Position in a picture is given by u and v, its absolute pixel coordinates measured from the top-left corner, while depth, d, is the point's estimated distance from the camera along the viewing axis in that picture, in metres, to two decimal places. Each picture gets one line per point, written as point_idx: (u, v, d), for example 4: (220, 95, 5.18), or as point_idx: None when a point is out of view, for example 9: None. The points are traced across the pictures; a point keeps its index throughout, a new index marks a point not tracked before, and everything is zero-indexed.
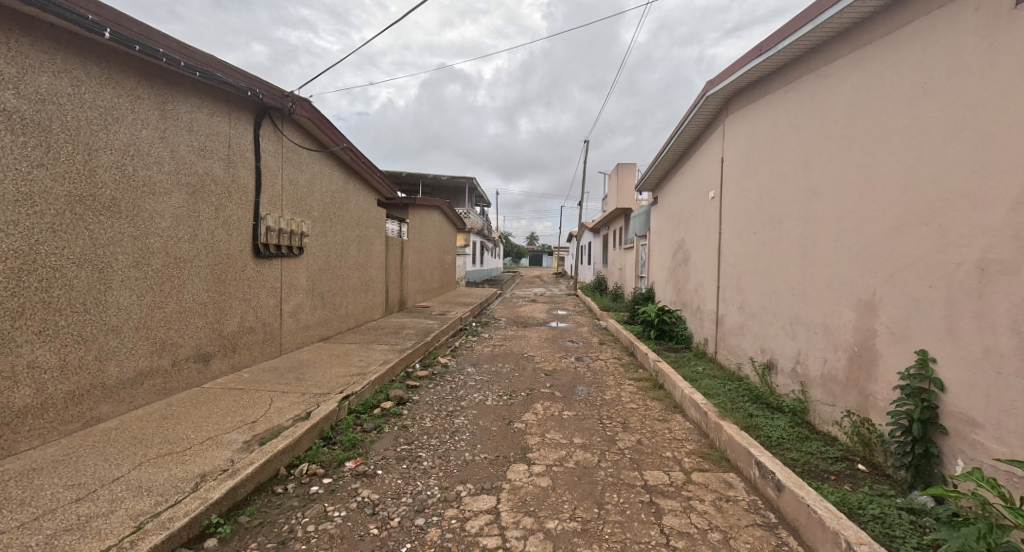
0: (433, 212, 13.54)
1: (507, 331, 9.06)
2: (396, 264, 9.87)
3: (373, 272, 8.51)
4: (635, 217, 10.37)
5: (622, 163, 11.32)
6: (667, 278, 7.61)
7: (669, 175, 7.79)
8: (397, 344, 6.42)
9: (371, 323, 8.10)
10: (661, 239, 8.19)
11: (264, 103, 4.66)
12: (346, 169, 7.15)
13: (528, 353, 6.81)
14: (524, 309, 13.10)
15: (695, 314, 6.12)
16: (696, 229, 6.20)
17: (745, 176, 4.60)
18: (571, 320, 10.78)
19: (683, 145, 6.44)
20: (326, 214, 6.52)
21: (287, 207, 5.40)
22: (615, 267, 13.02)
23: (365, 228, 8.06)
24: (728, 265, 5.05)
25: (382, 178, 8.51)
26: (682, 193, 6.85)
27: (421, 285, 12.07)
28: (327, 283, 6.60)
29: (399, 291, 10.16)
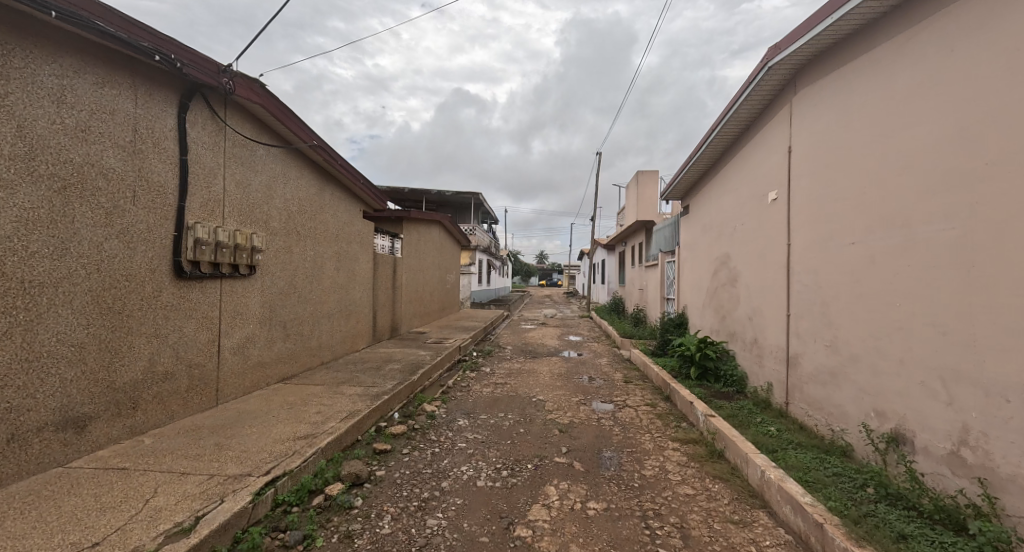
0: (433, 227, 12.44)
1: (512, 364, 7.79)
2: (386, 286, 8.72)
3: (356, 295, 7.36)
4: (661, 230, 9.13)
5: (643, 170, 10.14)
6: (705, 302, 6.31)
7: (704, 180, 6.61)
8: (374, 386, 5.23)
9: (351, 356, 6.91)
10: (694, 254, 6.95)
11: (195, 80, 3.62)
12: (320, 174, 6.07)
13: (535, 396, 5.55)
14: (532, 334, 11.82)
15: (749, 349, 4.85)
16: (746, 240, 4.98)
17: (829, 166, 3.42)
18: (586, 348, 9.49)
19: (728, 138, 5.28)
20: (290, 226, 5.41)
21: (230, 214, 4.30)
22: (635, 287, 11.72)
23: (345, 244, 6.93)
24: (801, 287, 3.80)
25: (368, 186, 7.42)
26: (723, 198, 5.66)
27: (416, 308, 10.90)
28: (292, 310, 5.46)
29: (389, 316, 8.99)
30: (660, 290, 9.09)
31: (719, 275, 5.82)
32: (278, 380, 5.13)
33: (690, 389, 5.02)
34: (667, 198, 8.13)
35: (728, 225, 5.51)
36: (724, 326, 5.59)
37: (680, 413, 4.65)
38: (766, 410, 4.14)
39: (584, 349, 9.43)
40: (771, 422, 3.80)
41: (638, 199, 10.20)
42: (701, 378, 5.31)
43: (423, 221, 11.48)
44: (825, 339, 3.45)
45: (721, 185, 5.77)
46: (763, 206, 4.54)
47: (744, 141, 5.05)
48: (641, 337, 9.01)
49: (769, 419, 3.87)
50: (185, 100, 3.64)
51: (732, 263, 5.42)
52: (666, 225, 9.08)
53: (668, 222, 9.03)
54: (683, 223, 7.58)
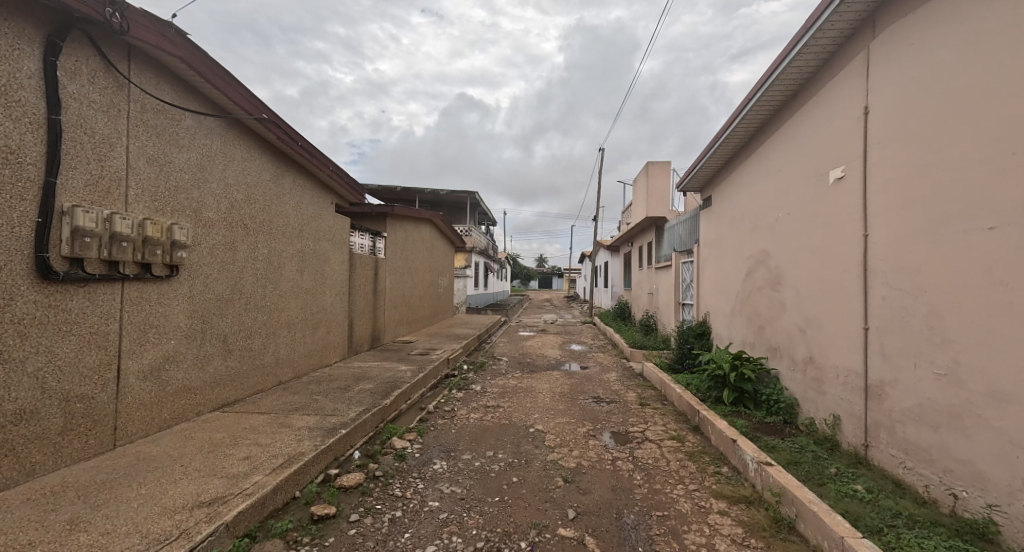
0: (422, 226, 11.48)
1: (506, 380, 6.80)
2: (363, 290, 7.73)
3: (325, 301, 6.39)
4: (682, 224, 8.21)
5: (652, 161, 9.17)
6: (736, 311, 5.34)
7: (730, 164, 5.67)
8: (333, 414, 4.26)
9: (318, 373, 5.92)
10: (719, 253, 5.99)
11: (72, 11, 2.69)
12: (275, 157, 5.11)
13: (532, 425, 4.56)
14: (530, 343, 10.83)
15: (801, 370, 3.87)
16: (795, 232, 4.02)
17: (953, 123, 2.47)
18: (589, 360, 8.50)
19: (769, 107, 4.33)
20: (234, 219, 4.45)
21: (138, 199, 3.32)
22: (643, 291, 10.76)
23: (310, 242, 5.96)
24: (892, 291, 2.84)
25: (339, 175, 6.46)
26: (761, 184, 4.72)
27: (401, 314, 9.91)
28: (237, 320, 4.49)
29: (368, 324, 8.02)
30: (675, 295, 8.12)
31: (755, 277, 4.85)
32: (215, 408, 4.14)
33: (727, 420, 4.05)
34: (684, 190, 7.18)
35: (768, 215, 4.56)
36: (764, 340, 4.61)
37: (718, 453, 3.67)
38: (836, 454, 3.17)
39: (588, 361, 8.44)
40: (852, 475, 2.82)
41: (647, 193, 9.24)
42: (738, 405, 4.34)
43: (410, 219, 10.51)
44: (941, 366, 2.48)
45: (757, 169, 4.83)
46: (822, 188, 3.59)
47: (791, 109, 4.12)
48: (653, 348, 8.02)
49: (845, 469, 2.89)
50: (54, 38, 2.69)
51: (773, 262, 4.46)
52: (684, 221, 8.10)
53: (685, 218, 8.05)
54: (704, 218, 6.62)
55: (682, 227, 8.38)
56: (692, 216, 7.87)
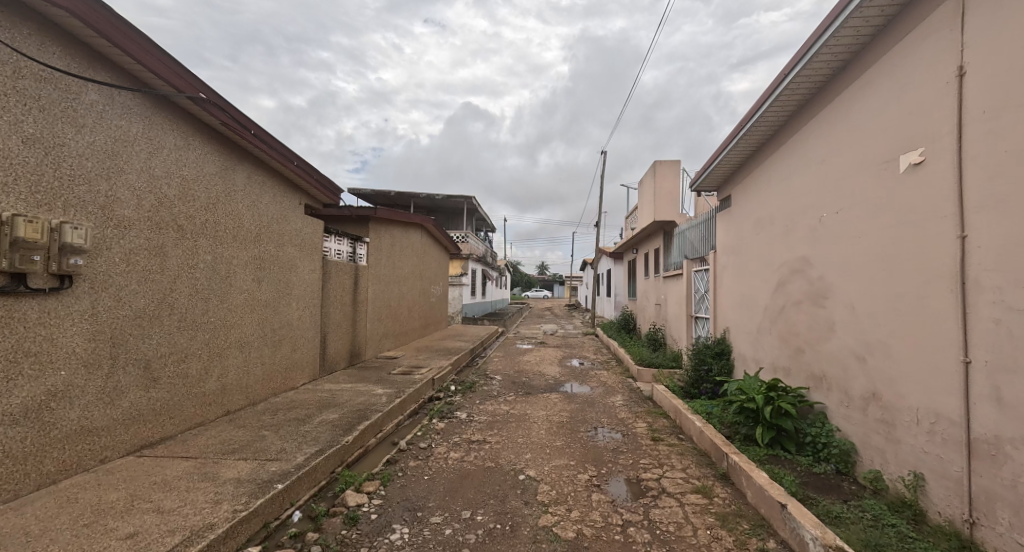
0: (411, 232, 10.74)
1: (497, 406, 5.99)
2: (338, 302, 6.97)
3: (288, 316, 5.61)
4: (699, 235, 7.42)
5: (660, 160, 8.42)
6: (766, 329, 4.54)
7: (756, 157, 4.91)
8: (277, 457, 3.47)
9: (278, 400, 5.13)
10: (742, 260, 5.21)
11: None
12: (223, 147, 4.38)
13: (522, 469, 3.77)
14: (526, 358, 10.03)
15: (861, 408, 3.07)
16: (849, 235, 3.24)
17: None
18: (590, 380, 7.68)
19: (811, 84, 3.57)
20: (164, 218, 3.70)
21: (7, 189, 2.59)
22: (650, 302, 9.95)
23: (269, 247, 5.20)
24: (1014, 313, 2.05)
25: (308, 172, 5.72)
26: (799, 178, 3.95)
27: (385, 327, 9.14)
28: (167, 342, 3.73)
29: (344, 339, 7.24)
30: (688, 307, 7.32)
31: (791, 290, 4.06)
32: (130, 452, 3.36)
33: (766, 469, 3.23)
34: (698, 189, 6.41)
35: (809, 215, 3.78)
36: (804, 367, 3.81)
37: (759, 518, 2.86)
38: (925, 531, 2.36)
39: (590, 380, 7.63)
40: None
41: (654, 195, 8.47)
42: (776, 448, 3.53)
43: (397, 224, 9.78)
44: None
45: (793, 160, 4.05)
46: (892, 178, 2.81)
47: (842, 84, 3.35)
48: (663, 367, 7.20)
49: None
50: None
51: (816, 272, 3.67)
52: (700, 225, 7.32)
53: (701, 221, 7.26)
54: (723, 221, 5.84)
55: (697, 232, 7.59)
56: (709, 220, 7.08)
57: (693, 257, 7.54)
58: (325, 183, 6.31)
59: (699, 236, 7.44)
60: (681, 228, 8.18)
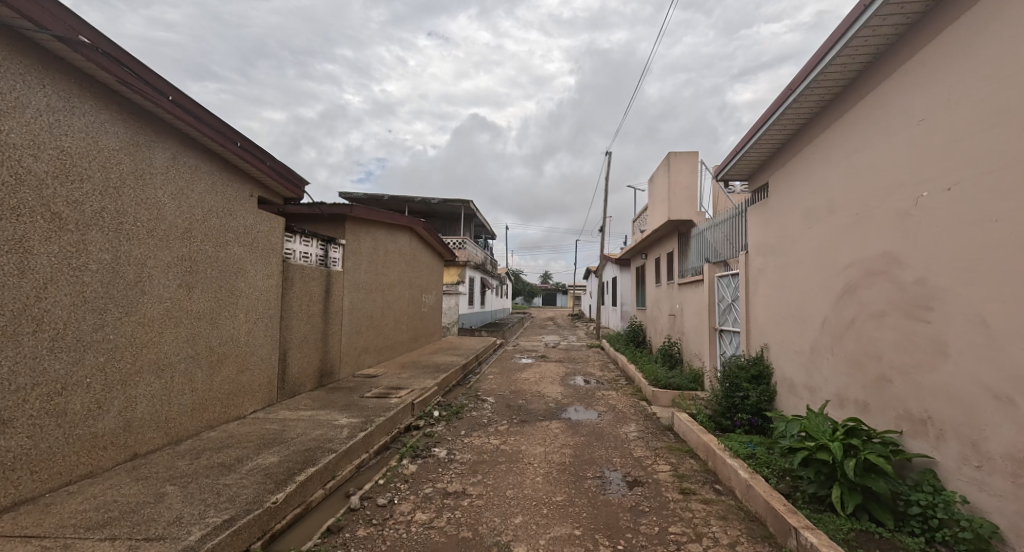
0: (397, 235, 9.80)
1: (484, 438, 5.00)
2: (299, 312, 6.01)
3: (232, 330, 4.66)
4: (721, 229, 6.50)
5: (674, 152, 7.47)
6: (826, 348, 3.54)
7: (803, 135, 3.98)
8: (164, 533, 2.48)
9: (212, 436, 4.13)
10: (785, 262, 4.23)
11: None
12: (132, 117, 3.47)
13: (508, 543, 2.77)
14: (524, 375, 9.01)
15: (1009, 475, 2.07)
16: (976, 220, 2.28)
17: None
18: (596, 403, 6.66)
19: (904, 18, 2.65)
20: (28, 202, 2.76)
21: None
22: (663, 313, 8.96)
23: (205, 247, 4.26)
24: None
25: (259, 158, 4.81)
26: (874, 151, 3.02)
27: (364, 341, 8.16)
28: (28, 368, 2.76)
29: (310, 356, 6.28)
30: (710, 318, 6.32)
31: (865, 297, 3.09)
32: None
33: None
34: (724, 179, 5.47)
35: (892, 197, 2.83)
36: (892, 402, 2.81)
37: None
38: None
39: (596, 403, 6.61)
40: None
41: (668, 191, 7.51)
42: (865, 520, 2.49)
43: (380, 227, 8.85)
44: None
45: (864, 129, 3.12)
46: None
47: (955, 12, 2.43)
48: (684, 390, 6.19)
49: None
50: None
51: (907, 274, 2.70)
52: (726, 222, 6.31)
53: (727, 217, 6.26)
54: (758, 216, 4.87)
55: (722, 231, 6.58)
56: (736, 215, 6.08)
57: (718, 260, 6.51)
58: (283, 173, 5.38)
59: (724, 235, 6.42)
60: (703, 228, 7.17)
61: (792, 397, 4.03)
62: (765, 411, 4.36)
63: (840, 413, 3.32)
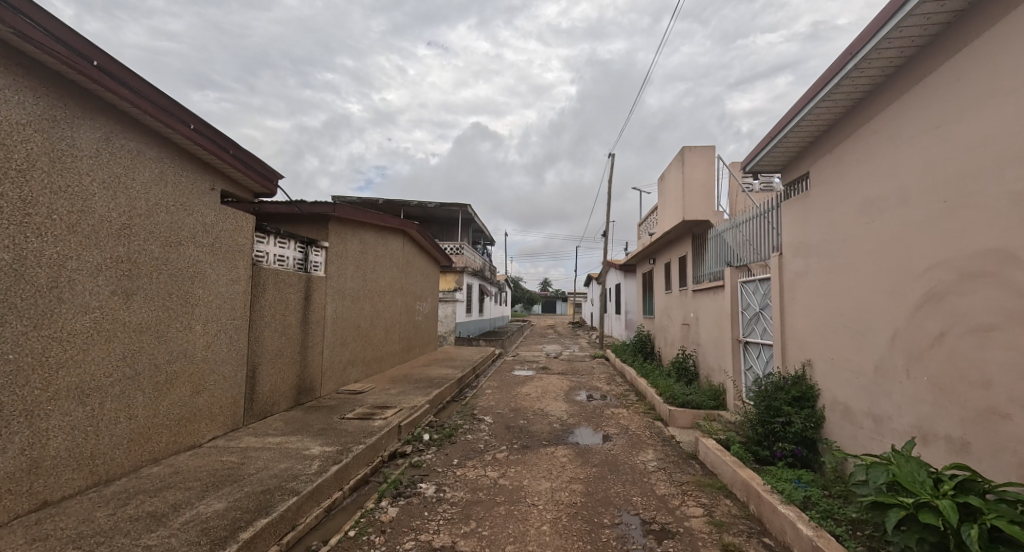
0: (388, 239, 9.18)
1: (478, 469, 4.33)
2: (272, 322, 5.36)
3: (186, 345, 4.00)
4: (743, 229, 5.89)
5: (689, 146, 6.88)
6: (897, 369, 2.89)
7: (856, 114, 3.37)
8: None
9: (153, 474, 3.45)
10: (834, 265, 3.59)
11: None
12: (44, 88, 2.85)
13: None
14: (524, 390, 8.33)
15: None
16: None
17: None
18: (605, 424, 5.99)
19: None
20: None
21: None
22: (676, 322, 8.31)
23: (150, 248, 3.62)
24: None
25: (221, 147, 4.23)
26: (971, 121, 2.39)
27: (349, 353, 7.49)
28: None
29: (285, 372, 5.61)
30: (733, 329, 5.68)
31: (960, 307, 2.44)
32: None
33: None
34: (752, 172, 4.85)
35: (1004, 178, 2.20)
36: (1012, 444, 2.14)
37: None
38: None
39: (606, 425, 5.94)
40: None
41: (682, 189, 6.91)
42: None
43: (369, 229, 8.22)
44: None
45: (955, 98, 2.49)
46: None
47: None
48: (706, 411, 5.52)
49: None
50: None
51: None
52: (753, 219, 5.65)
53: (755, 214, 5.60)
54: (794, 213, 4.25)
55: (747, 230, 5.92)
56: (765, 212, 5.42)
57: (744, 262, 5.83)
58: (250, 163, 4.77)
59: (751, 235, 5.76)
60: (723, 228, 6.51)
61: (847, 426, 3.37)
62: (811, 440, 3.69)
63: (924, 451, 2.66)
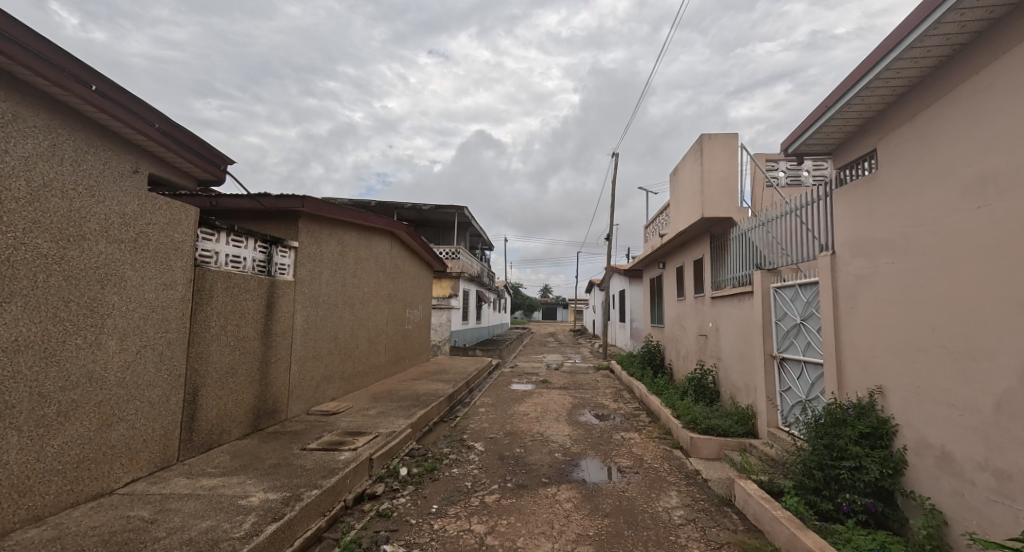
0: (372, 241, 8.37)
1: (460, 519, 3.50)
2: (222, 335, 4.53)
3: (91, 367, 3.17)
4: (776, 227, 5.11)
5: (709, 134, 6.09)
6: None
7: (956, 67, 2.56)
8: None
9: (25, 541, 2.60)
10: (922, 265, 2.76)
11: None
12: None
13: None
14: (522, 408, 7.48)
15: None
16: None
17: None
18: (616, 454, 5.15)
19: None
20: None
21: None
22: (692, 333, 7.48)
23: (33, 243, 2.80)
24: None
25: (143, 119, 3.46)
26: None
27: (325, 368, 6.67)
28: None
29: (239, 394, 4.77)
30: (766, 344, 4.87)
31: None
32: None
33: None
34: (794, 156, 4.02)
35: None
36: None
37: None
38: None
39: (615, 455, 5.11)
40: None
41: (701, 182, 6.11)
42: None
43: (349, 229, 7.41)
44: None
45: None
46: None
47: None
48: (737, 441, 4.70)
49: None
50: None
51: None
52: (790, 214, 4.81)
53: (790, 207, 4.76)
54: (854, 203, 3.43)
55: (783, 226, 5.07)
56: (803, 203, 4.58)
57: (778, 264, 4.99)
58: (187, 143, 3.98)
59: (787, 231, 4.91)
60: (755, 226, 5.67)
61: (947, 478, 2.54)
62: (889, 491, 2.85)
63: None
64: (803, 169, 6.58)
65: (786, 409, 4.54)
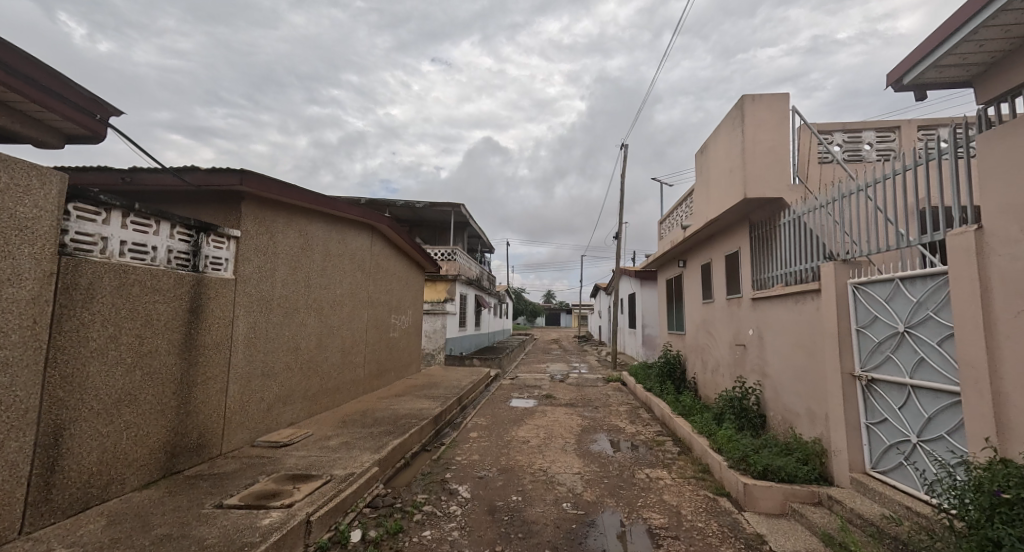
0: (346, 235, 7.21)
1: None
2: (113, 350, 3.34)
3: None
4: (848, 210, 3.95)
5: (752, 95, 4.91)
6: None
7: None
8: None
9: None
10: None
11: None
12: None
13: None
14: (521, 435, 6.25)
15: None
16: None
17: None
18: (642, 505, 3.92)
19: None
20: None
21: None
22: (727, 344, 6.28)
23: None
24: None
25: None
26: None
27: (280, 388, 5.48)
28: None
29: (144, 428, 3.58)
30: (845, 360, 3.66)
31: None
32: None
33: None
34: (908, 92, 2.87)
35: None
36: None
37: None
38: None
39: (642, 508, 3.86)
40: None
41: (742, 155, 4.93)
42: None
43: (314, 220, 6.25)
44: None
45: None
46: None
47: None
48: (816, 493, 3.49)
49: None
50: None
51: None
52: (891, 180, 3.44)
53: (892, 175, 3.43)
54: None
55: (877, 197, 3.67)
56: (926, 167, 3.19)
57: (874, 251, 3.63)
58: (32, 76, 2.69)
59: (886, 204, 3.51)
60: (829, 199, 4.25)
61: None
62: None
63: None
64: (864, 142, 5.39)
65: (882, 449, 3.33)
